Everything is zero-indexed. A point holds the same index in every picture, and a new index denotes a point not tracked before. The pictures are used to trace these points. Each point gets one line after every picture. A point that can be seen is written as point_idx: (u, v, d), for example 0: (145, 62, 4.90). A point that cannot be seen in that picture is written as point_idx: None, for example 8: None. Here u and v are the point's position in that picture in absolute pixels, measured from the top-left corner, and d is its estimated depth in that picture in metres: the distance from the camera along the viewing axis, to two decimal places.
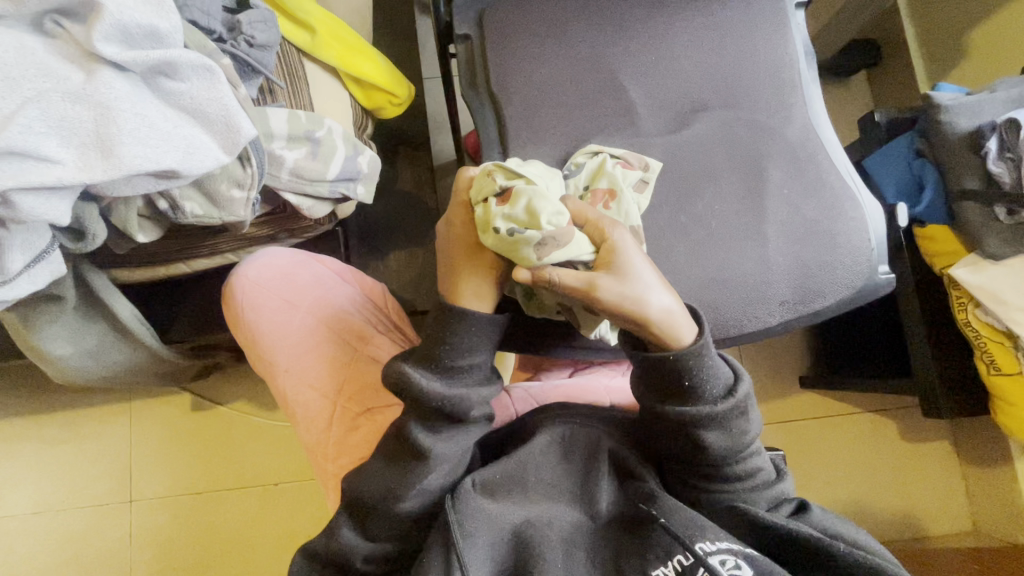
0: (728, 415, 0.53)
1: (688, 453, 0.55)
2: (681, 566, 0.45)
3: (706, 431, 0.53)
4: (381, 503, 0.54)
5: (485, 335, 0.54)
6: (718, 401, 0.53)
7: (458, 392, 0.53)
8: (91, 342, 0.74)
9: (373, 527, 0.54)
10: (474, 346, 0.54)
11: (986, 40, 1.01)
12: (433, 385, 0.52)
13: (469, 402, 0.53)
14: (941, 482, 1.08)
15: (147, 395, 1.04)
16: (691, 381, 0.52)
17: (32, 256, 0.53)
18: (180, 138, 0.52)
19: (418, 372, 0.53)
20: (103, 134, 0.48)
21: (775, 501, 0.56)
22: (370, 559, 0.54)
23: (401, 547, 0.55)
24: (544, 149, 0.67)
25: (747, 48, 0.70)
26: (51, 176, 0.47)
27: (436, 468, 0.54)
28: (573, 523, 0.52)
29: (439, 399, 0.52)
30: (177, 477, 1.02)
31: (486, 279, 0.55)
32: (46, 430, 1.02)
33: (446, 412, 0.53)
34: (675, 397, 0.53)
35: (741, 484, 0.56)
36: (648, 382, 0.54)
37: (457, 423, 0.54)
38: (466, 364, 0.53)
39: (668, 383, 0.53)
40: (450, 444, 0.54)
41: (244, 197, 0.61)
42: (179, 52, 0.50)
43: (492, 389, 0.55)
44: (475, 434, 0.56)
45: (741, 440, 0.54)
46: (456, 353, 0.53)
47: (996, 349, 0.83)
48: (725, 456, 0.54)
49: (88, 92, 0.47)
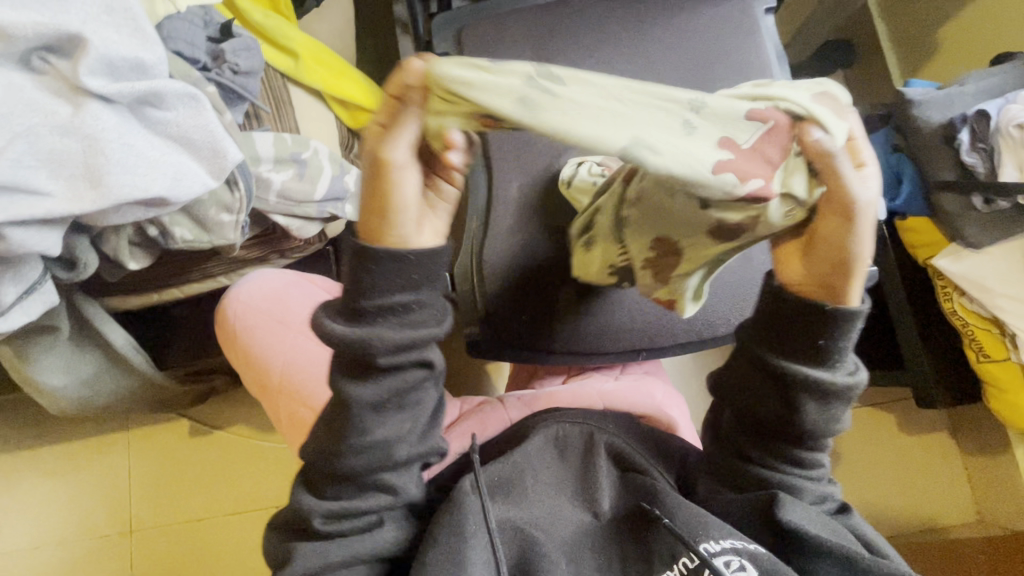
0: (841, 395, 0.48)
1: (779, 420, 0.50)
2: (687, 567, 0.47)
3: (811, 400, 0.48)
4: (330, 449, 0.48)
5: (397, 264, 0.43)
6: (837, 374, 0.48)
7: (366, 332, 0.44)
8: (85, 371, 0.74)
9: (331, 481, 0.48)
10: (397, 285, 0.44)
11: (954, 38, 1.05)
12: (339, 327, 0.44)
13: (379, 346, 0.44)
14: (941, 473, 1.08)
15: (146, 422, 1.04)
16: (823, 341, 0.46)
17: (23, 287, 0.54)
18: (169, 166, 0.53)
19: (334, 320, 0.45)
20: (91, 165, 0.49)
21: (814, 495, 0.52)
22: (331, 518, 0.49)
23: (358, 500, 0.49)
24: (527, 161, 0.69)
25: (719, 55, 0.72)
26: (40, 208, 0.48)
27: (375, 420, 0.47)
28: (578, 524, 0.52)
29: (350, 346, 0.44)
30: (176, 505, 1.01)
31: (401, 203, 0.42)
32: (45, 462, 1.02)
33: (358, 357, 0.45)
34: (795, 353, 0.48)
35: (799, 473, 0.52)
36: (768, 331, 0.49)
37: (379, 370, 0.46)
38: (378, 301, 0.44)
39: (794, 334, 0.47)
40: (379, 391, 0.46)
41: (232, 220, 0.61)
42: (164, 82, 0.52)
43: (420, 330, 0.45)
44: (412, 380, 0.47)
45: (834, 426, 0.49)
46: (366, 289, 0.44)
47: (984, 337, 0.83)
48: (814, 433, 0.49)
49: (75, 125, 0.49)
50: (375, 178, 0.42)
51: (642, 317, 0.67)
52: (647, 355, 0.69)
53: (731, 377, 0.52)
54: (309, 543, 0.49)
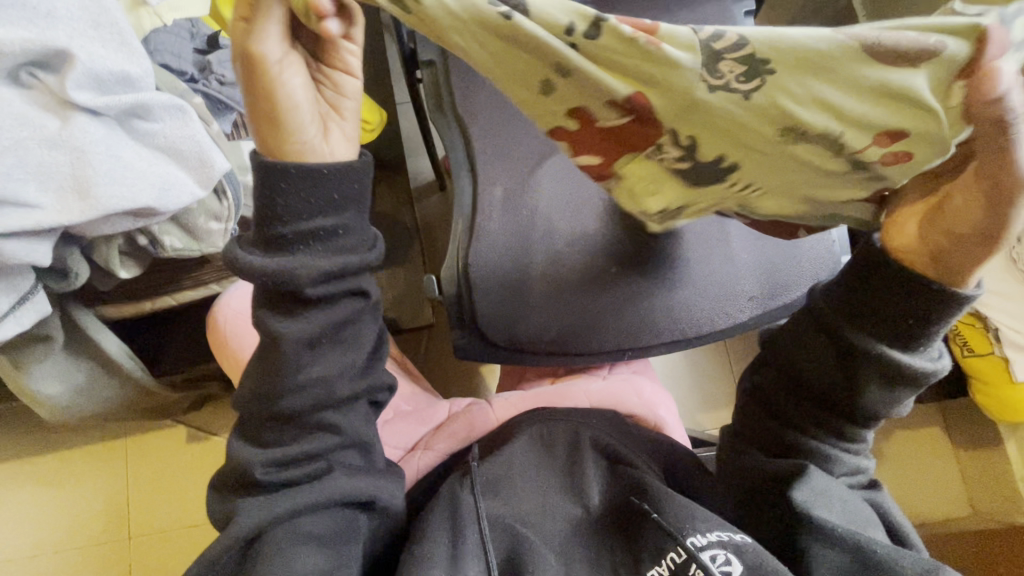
0: (917, 380, 0.46)
1: (845, 394, 0.49)
2: (674, 563, 0.47)
3: (885, 380, 0.47)
4: (264, 390, 0.47)
5: (320, 191, 0.44)
6: (918, 357, 0.46)
7: (288, 263, 0.44)
8: (80, 380, 0.75)
9: (271, 427, 0.48)
10: (314, 209, 0.44)
11: None
12: (258, 261, 0.44)
13: (299, 275, 0.44)
14: (935, 468, 1.08)
15: (144, 428, 1.05)
16: (914, 319, 0.44)
17: (15, 298, 0.55)
18: (156, 176, 0.54)
19: (248, 251, 0.45)
20: (79, 177, 0.50)
21: (852, 472, 0.53)
22: (274, 465, 0.47)
23: (300, 445, 0.48)
24: (511, 166, 0.70)
25: None
26: (31, 220, 0.50)
27: (307, 355, 0.46)
28: (569, 519, 0.53)
29: (270, 277, 0.44)
30: (173, 511, 1.02)
31: (293, 112, 0.45)
32: (44, 471, 1.03)
33: (281, 289, 0.45)
34: (879, 327, 0.46)
35: (845, 449, 0.51)
36: (853, 294, 0.47)
37: (304, 302, 0.46)
38: (299, 228, 0.44)
39: (880, 305, 0.45)
40: (307, 325, 0.46)
41: (221, 229, 0.63)
42: (151, 94, 0.53)
43: (344, 255, 0.45)
44: (342, 310, 0.47)
45: (894, 409, 0.48)
46: (286, 218, 0.44)
47: (967, 332, 0.85)
48: (872, 412, 0.49)
49: (63, 138, 0.50)
50: (259, 82, 0.43)
51: (628, 318, 0.67)
52: (633, 356, 0.70)
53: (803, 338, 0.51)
54: (251, 499, 0.47)
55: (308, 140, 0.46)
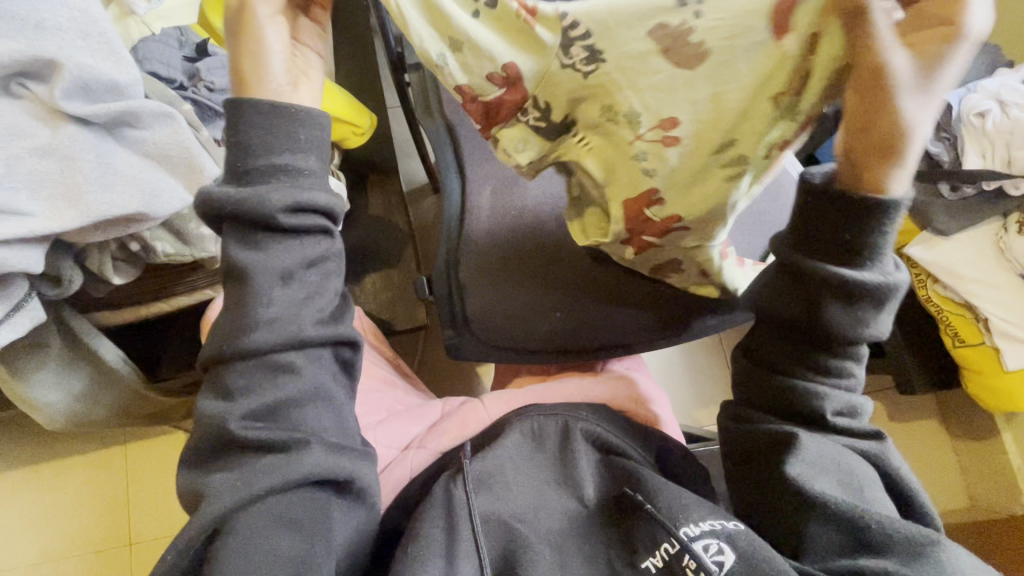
0: (871, 294, 0.46)
1: (807, 322, 0.48)
2: (668, 554, 0.48)
3: (838, 299, 0.46)
4: (235, 338, 0.45)
5: (287, 127, 0.46)
6: (866, 271, 0.46)
7: (252, 189, 0.44)
8: (77, 387, 0.76)
9: (239, 379, 0.45)
10: (275, 147, 0.46)
11: None
12: (226, 193, 0.45)
13: (262, 201, 0.44)
14: (933, 460, 1.08)
15: (143, 435, 1.05)
16: (852, 235, 0.45)
17: (9, 305, 0.56)
18: (146, 182, 0.55)
19: (220, 188, 0.46)
20: (70, 185, 0.51)
21: (845, 409, 0.51)
22: (247, 419, 0.44)
23: (268, 402, 0.45)
24: (499, 166, 0.71)
25: None
26: (22, 227, 0.50)
27: (268, 294, 0.45)
28: (564, 513, 0.53)
29: (239, 207, 0.44)
30: (174, 516, 1.02)
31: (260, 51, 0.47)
32: (45, 479, 1.04)
33: (245, 217, 0.44)
34: (822, 251, 0.47)
35: (830, 385, 0.50)
36: (801, 227, 0.48)
37: (268, 234, 0.45)
38: (266, 162, 0.45)
39: (823, 228, 0.46)
40: (271, 257, 0.45)
41: (212, 233, 0.64)
42: (139, 102, 0.54)
43: (308, 190, 0.46)
44: (305, 247, 0.47)
45: (860, 327, 0.47)
46: (255, 152, 0.46)
47: (958, 323, 0.85)
48: (840, 335, 0.48)
49: (54, 147, 0.51)
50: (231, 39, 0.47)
51: (620, 312, 0.67)
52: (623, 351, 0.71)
53: (770, 284, 0.51)
54: (223, 472, 0.44)
55: (275, 81, 0.48)
